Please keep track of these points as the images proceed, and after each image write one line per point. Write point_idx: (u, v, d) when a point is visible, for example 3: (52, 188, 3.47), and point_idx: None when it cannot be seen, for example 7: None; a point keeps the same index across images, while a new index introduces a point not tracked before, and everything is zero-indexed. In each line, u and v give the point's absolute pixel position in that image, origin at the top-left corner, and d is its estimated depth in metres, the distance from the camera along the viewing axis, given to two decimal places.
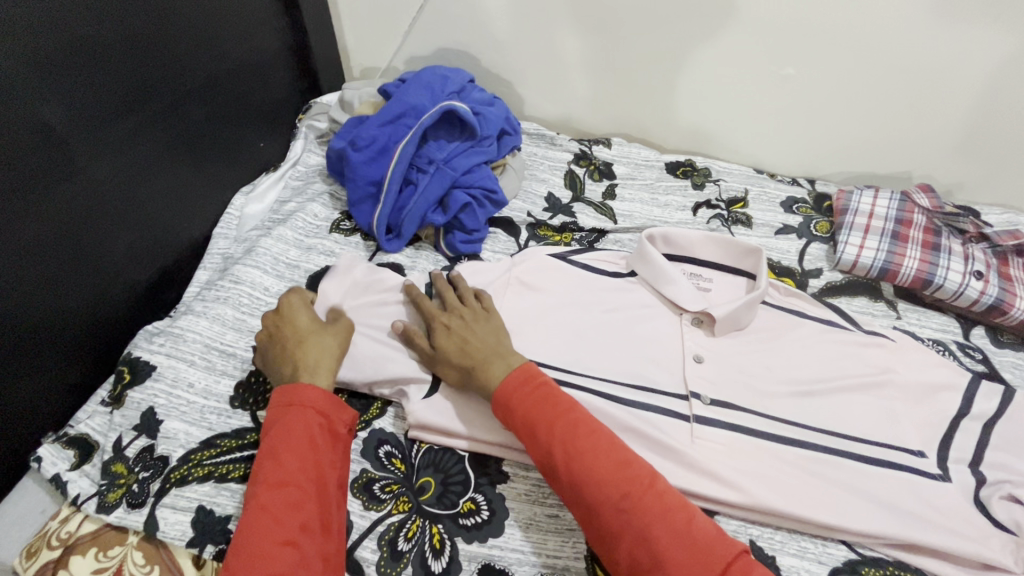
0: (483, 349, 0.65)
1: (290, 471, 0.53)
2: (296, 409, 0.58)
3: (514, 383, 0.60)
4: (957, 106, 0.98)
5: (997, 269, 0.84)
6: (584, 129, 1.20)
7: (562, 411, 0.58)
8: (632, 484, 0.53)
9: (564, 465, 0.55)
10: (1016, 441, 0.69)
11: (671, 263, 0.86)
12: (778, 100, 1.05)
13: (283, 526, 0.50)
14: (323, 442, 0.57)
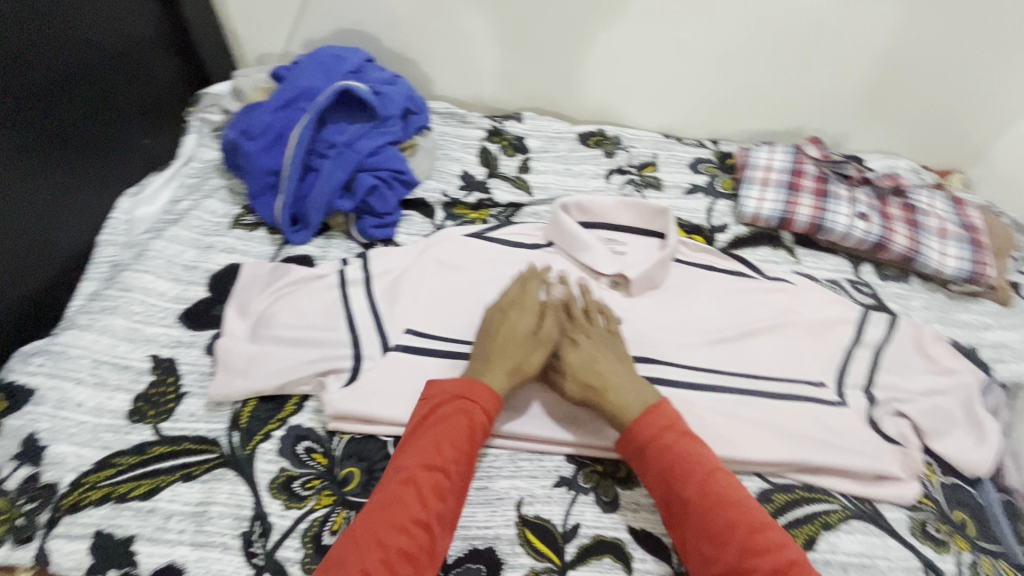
0: (628, 371, 0.64)
1: (460, 455, 0.56)
2: (467, 402, 0.59)
3: (676, 435, 0.58)
4: (837, 62, 1.05)
5: (879, 210, 0.91)
6: (496, 106, 1.19)
7: (701, 469, 0.55)
8: (773, 552, 0.49)
9: (694, 533, 0.52)
10: (901, 363, 0.75)
11: (584, 229, 0.87)
12: (677, 65, 1.08)
13: (428, 510, 0.52)
14: (484, 429, 0.59)
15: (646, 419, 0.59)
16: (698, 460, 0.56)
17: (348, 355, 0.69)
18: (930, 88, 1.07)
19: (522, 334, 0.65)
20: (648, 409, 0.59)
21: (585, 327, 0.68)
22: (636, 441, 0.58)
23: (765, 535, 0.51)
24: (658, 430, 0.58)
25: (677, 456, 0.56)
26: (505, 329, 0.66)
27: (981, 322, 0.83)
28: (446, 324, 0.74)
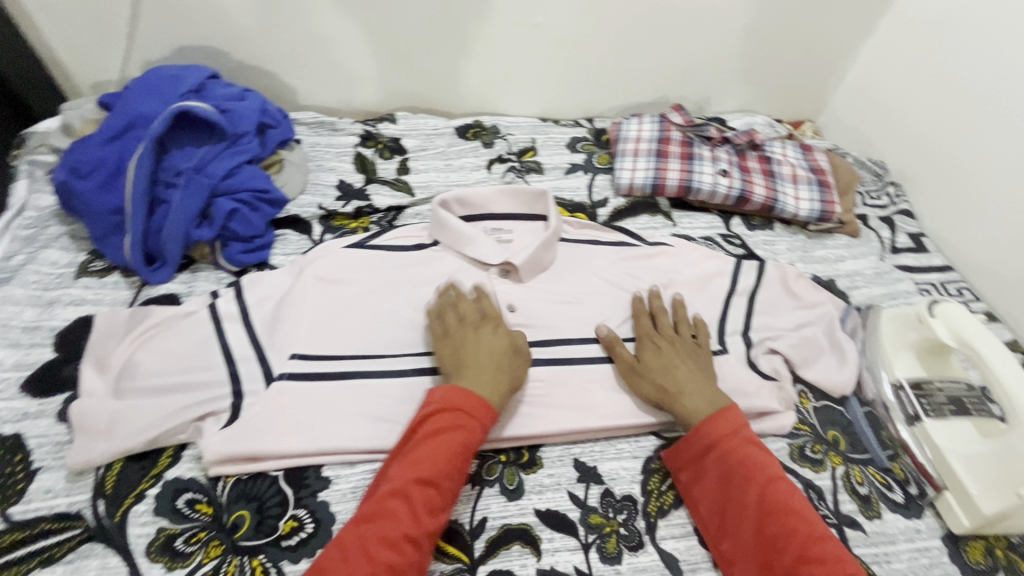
0: (692, 376, 0.66)
1: (449, 467, 0.56)
2: (456, 413, 0.58)
3: (737, 441, 0.59)
4: (688, 32, 1.10)
5: (738, 165, 0.97)
6: (370, 109, 1.15)
7: (764, 476, 0.57)
8: (830, 562, 0.50)
9: (755, 537, 0.54)
10: (772, 303, 0.80)
11: (467, 222, 0.87)
12: (542, 49, 1.09)
13: (419, 525, 0.52)
14: (475, 444, 0.59)
15: (710, 424, 0.61)
16: (761, 467, 0.57)
17: (227, 394, 0.65)
18: (773, 47, 1.15)
19: (496, 351, 0.65)
20: (720, 412, 0.62)
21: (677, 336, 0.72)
22: (694, 447, 0.61)
23: (824, 547, 0.52)
24: (723, 436, 0.60)
25: (736, 461, 0.58)
26: (489, 342, 0.65)
27: (836, 255, 0.91)
28: (332, 342, 0.71)
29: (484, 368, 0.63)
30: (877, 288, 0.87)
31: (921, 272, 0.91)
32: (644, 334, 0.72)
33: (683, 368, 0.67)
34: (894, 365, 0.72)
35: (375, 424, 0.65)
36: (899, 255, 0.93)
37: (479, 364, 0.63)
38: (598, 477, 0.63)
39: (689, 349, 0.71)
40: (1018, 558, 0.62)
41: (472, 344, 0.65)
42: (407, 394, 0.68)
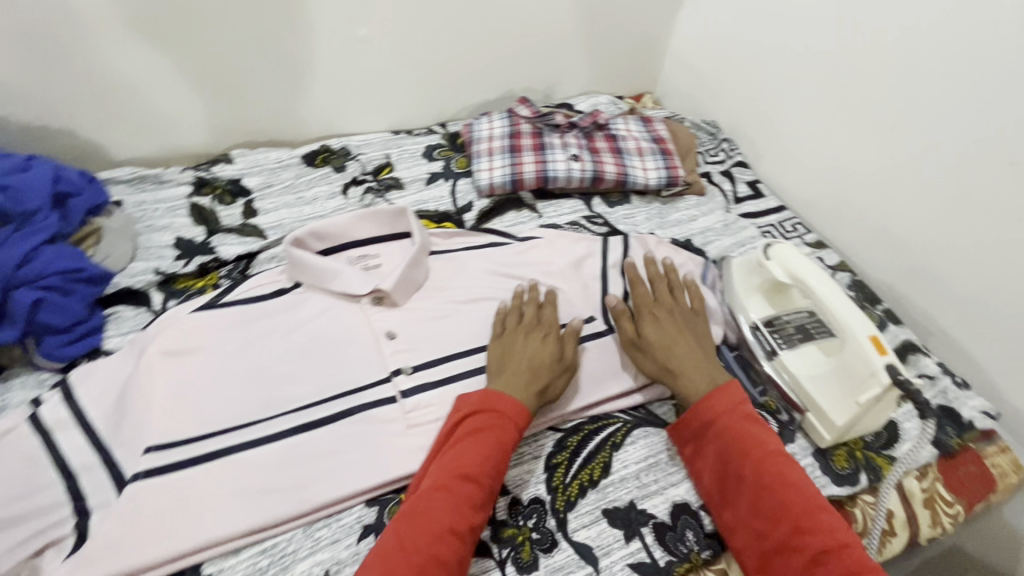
0: (690, 352, 0.68)
1: (487, 464, 0.58)
2: (490, 413, 0.61)
3: (734, 418, 0.61)
4: (518, 25, 1.11)
5: (587, 147, 1.01)
6: (202, 151, 1.05)
7: (763, 451, 0.58)
8: (824, 533, 0.53)
9: (750, 510, 0.57)
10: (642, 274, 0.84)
11: (326, 257, 0.82)
12: (376, 61, 1.05)
13: (458, 519, 0.54)
14: (510, 443, 0.60)
15: (709, 401, 0.63)
16: (760, 443, 0.59)
17: (70, 513, 0.57)
18: (601, 28, 1.20)
19: (549, 357, 0.67)
20: (719, 389, 0.64)
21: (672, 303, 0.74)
22: (692, 427, 0.63)
23: (818, 518, 0.54)
24: (720, 415, 0.62)
25: (731, 438, 0.60)
26: (531, 348, 0.68)
27: (688, 215, 0.98)
28: (191, 421, 0.64)
29: (519, 378, 0.65)
30: (727, 239, 0.94)
31: (762, 216, 1.00)
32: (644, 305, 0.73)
33: (679, 344, 0.69)
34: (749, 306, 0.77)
35: (255, 499, 0.60)
36: (741, 204, 1.02)
37: (516, 373, 0.65)
38: (503, 488, 0.63)
39: (686, 321, 0.73)
40: (874, 454, 0.69)
41: (549, 346, 0.69)
42: (289, 457, 0.63)
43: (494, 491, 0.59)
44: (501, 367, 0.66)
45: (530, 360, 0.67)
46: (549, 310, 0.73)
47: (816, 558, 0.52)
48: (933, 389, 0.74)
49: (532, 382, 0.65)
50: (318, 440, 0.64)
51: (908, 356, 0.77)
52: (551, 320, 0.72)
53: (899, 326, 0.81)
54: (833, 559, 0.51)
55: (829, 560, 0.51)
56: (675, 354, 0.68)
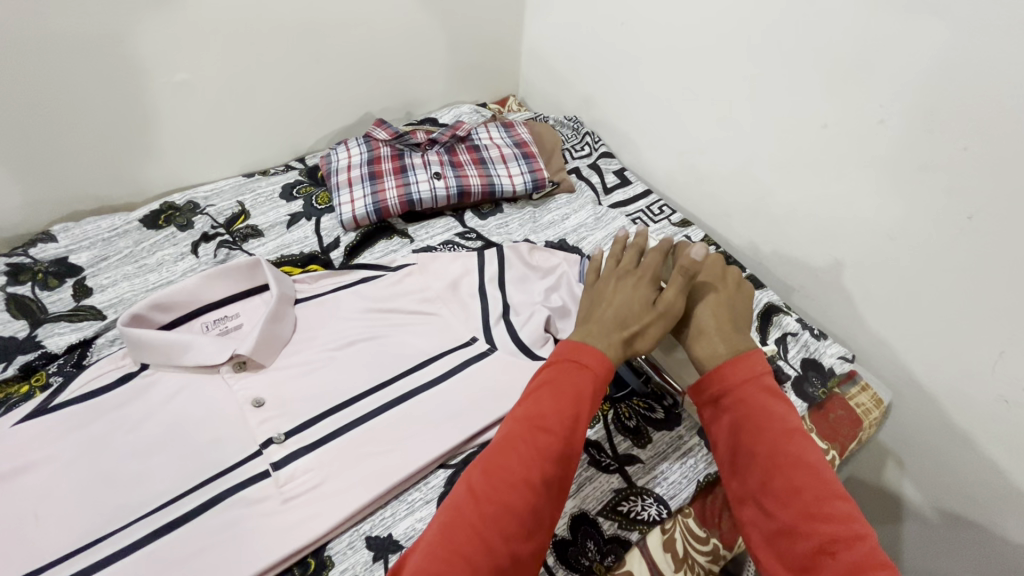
0: (718, 314, 0.64)
1: (565, 413, 0.53)
2: (575, 363, 0.57)
3: (753, 390, 0.56)
4: (360, 47, 1.07)
5: (450, 163, 0.99)
6: (17, 231, 0.92)
7: (778, 426, 0.53)
8: (837, 521, 0.47)
9: (760, 487, 0.51)
10: (521, 280, 0.82)
11: (174, 329, 0.74)
12: (205, 104, 0.96)
13: (526, 470, 0.50)
14: (592, 396, 0.56)
15: (726, 369, 0.58)
16: (775, 418, 0.54)
17: None
18: (449, 39, 1.18)
19: (638, 304, 0.64)
20: (741, 357, 0.58)
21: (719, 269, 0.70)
22: (710, 391, 0.58)
23: (833, 506, 0.48)
24: (741, 383, 0.57)
25: (748, 409, 0.55)
26: (619, 298, 0.65)
27: (561, 215, 0.99)
28: (26, 556, 0.57)
29: (606, 327, 0.61)
30: (599, 232, 0.96)
31: (630, 203, 1.03)
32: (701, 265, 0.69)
33: (706, 307, 0.65)
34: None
35: None
36: (610, 195, 1.05)
37: (602, 325, 0.62)
38: None
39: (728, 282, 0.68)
40: None
41: (643, 292, 0.65)
42: (146, 566, 0.57)
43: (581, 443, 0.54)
44: (590, 316, 0.64)
45: (614, 309, 0.63)
46: (650, 257, 0.69)
47: (824, 547, 0.46)
48: (796, 345, 0.79)
49: (617, 336, 0.61)
50: (179, 542, 0.58)
51: (771, 318, 0.82)
52: (648, 265, 0.68)
53: (760, 291, 0.86)
54: (841, 551, 0.46)
55: (838, 551, 0.46)
56: (703, 314, 0.64)
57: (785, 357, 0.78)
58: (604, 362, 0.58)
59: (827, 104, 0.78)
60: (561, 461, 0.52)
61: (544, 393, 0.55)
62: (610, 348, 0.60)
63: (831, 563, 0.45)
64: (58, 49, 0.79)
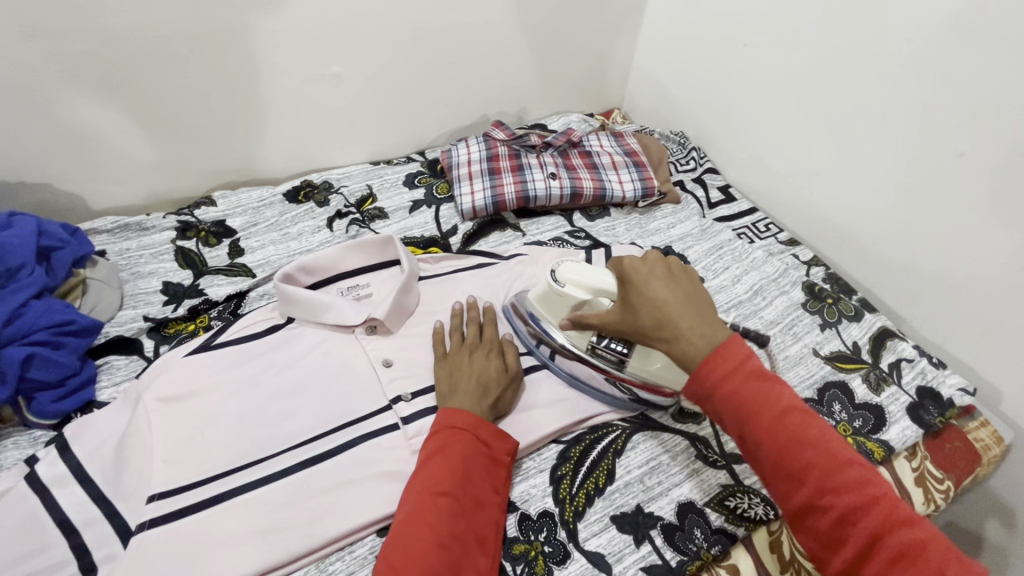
0: (687, 309, 0.57)
1: (458, 473, 0.58)
2: (453, 429, 0.61)
3: (746, 377, 0.52)
4: (488, 54, 1.15)
5: (564, 165, 1.05)
6: (181, 196, 1.04)
7: (778, 412, 0.51)
8: (854, 490, 0.48)
9: (773, 473, 0.51)
10: None
11: (316, 291, 0.81)
12: (350, 96, 1.06)
13: (441, 531, 0.54)
14: (477, 454, 0.61)
15: (713, 363, 0.53)
16: (774, 402, 0.51)
17: (76, 571, 0.56)
18: (567, 50, 1.24)
19: (495, 373, 0.69)
20: (722, 348, 0.53)
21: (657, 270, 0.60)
22: (702, 386, 0.53)
23: (847, 474, 0.49)
24: (732, 372, 0.52)
25: (747, 400, 0.51)
26: (478, 367, 0.69)
27: (666, 224, 1.02)
28: (192, 466, 0.63)
29: (471, 394, 0.65)
30: (705, 243, 0.98)
31: (736, 219, 1.05)
32: (625, 264, 0.61)
33: (674, 301, 0.57)
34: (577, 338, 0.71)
35: (266, 537, 0.60)
36: (715, 209, 1.07)
37: (467, 392, 0.66)
38: (512, 505, 0.64)
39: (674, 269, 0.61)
40: (864, 439, 0.71)
41: (494, 362, 0.70)
42: (296, 492, 0.63)
43: (487, 488, 0.60)
44: (454, 387, 0.66)
45: (476, 379, 0.67)
46: (486, 331, 0.76)
47: (846, 517, 0.48)
48: (912, 371, 0.78)
49: (480, 397, 0.65)
50: (325, 472, 0.65)
51: (885, 342, 0.82)
52: (492, 338, 0.74)
53: (874, 313, 0.86)
54: (862, 517, 0.48)
55: (860, 518, 0.48)
56: (667, 310, 0.57)
57: (899, 383, 0.77)
58: (477, 417, 0.62)
59: (974, 134, 0.77)
60: (465, 514, 0.57)
61: (433, 463, 0.59)
62: (471, 404, 0.64)
63: (855, 531, 0.48)
64: (243, 39, 0.90)
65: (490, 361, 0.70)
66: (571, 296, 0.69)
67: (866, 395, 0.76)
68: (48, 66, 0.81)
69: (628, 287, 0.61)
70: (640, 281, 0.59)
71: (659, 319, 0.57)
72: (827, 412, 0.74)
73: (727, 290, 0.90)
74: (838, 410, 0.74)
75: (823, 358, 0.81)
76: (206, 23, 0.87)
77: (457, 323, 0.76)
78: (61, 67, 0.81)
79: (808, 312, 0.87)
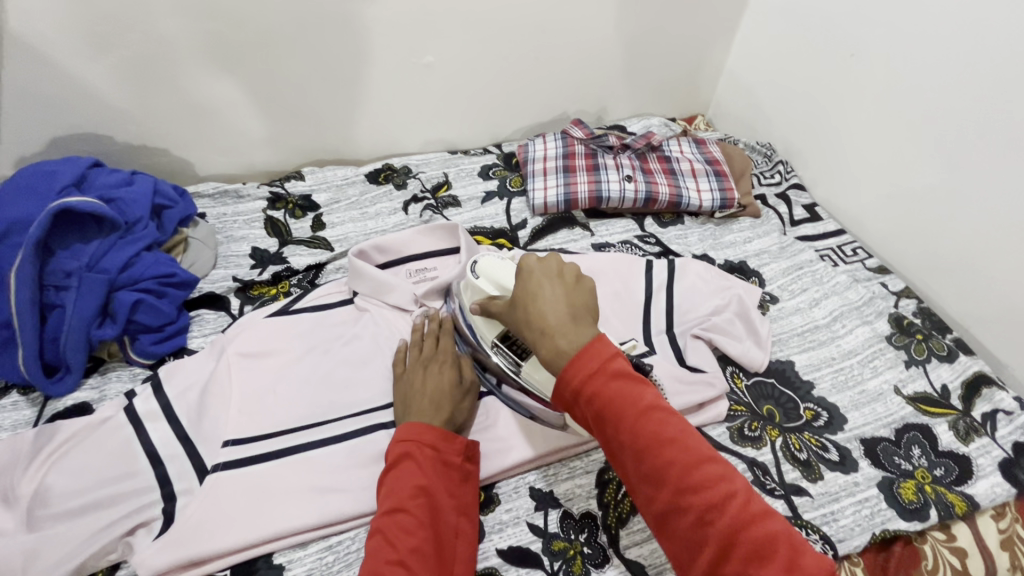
0: (567, 312, 0.54)
1: (408, 485, 0.57)
2: (403, 443, 0.60)
3: (604, 380, 0.48)
4: (576, 53, 1.14)
5: (641, 169, 1.03)
6: (274, 169, 1.11)
7: (637, 411, 0.47)
8: (709, 488, 0.44)
9: (633, 474, 0.47)
10: (690, 291, 0.78)
11: (386, 270, 0.84)
12: (438, 86, 1.09)
13: (397, 547, 0.52)
14: (429, 463, 0.59)
15: (574, 367, 0.50)
16: (631, 402, 0.47)
17: (158, 498, 0.62)
18: (657, 53, 1.21)
19: (449, 387, 0.67)
20: (584, 348, 0.50)
21: (557, 275, 0.58)
22: (566, 390, 0.50)
23: (704, 471, 0.45)
24: (587, 375, 0.49)
25: (603, 403, 0.48)
26: (431, 382, 0.67)
27: (743, 237, 0.98)
28: (265, 419, 0.68)
29: (422, 414, 0.63)
30: (783, 261, 0.93)
31: (820, 239, 0.99)
32: (524, 264, 0.60)
33: (557, 302, 0.55)
34: (482, 330, 0.69)
35: (323, 495, 0.63)
36: (798, 227, 1.02)
37: (421, 413, 0.64)
38: (555, 501, 0.64)
39: (567, 276, 0.58)
40: (944, 489, 0.65)
41: (449, 374, 0.68)
42: (355, 457, 0.66)
43: (443, 495, 0.58)
44: (410, 402, 0.65)
45: (431, 394, 0.65)
46: (445, 341, 0.73)
47: (702, 518, 0.43)
48: (1009, 425, 0.71)
49: (436, 409, 0.64)
50: (382, 442, 0.68)
51: (980, 389, 0.75)
52: (448, 350, 0.72)
53: (970, 356, 0.79)
54: (718, 518, 0.43)
55: (715, 518, 0.43)
56: (544, 315, 0.54)
57: (992, 435, 0.70)
58: (429, 426, 0.61)
59: None
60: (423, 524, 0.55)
61: (385, 483, 0.58)
62: (426, 416, 0.63)
63: (711, 535, 0.43)
64: (347, 27, 0.95)
65: (442, 372, 0.68)
66: (483, 289, 0.67)
67: (951, 443, 0.70)
68: (176, 41, 0.89)
69: (520, 286, 0.59)
70: (533, 280, 0.58)
71: (535, 317, 0.55)
72: (904, 455, 0.69)
73: (803, 313, 0.86)
74: (917, 454, 0.69)
75: (905, 397, 0.75)
76: (316, 9, 0.92)
77: (415, 335, 0.73)
78: (188, 42, 0.89)
79: (892, 346, 0.81)
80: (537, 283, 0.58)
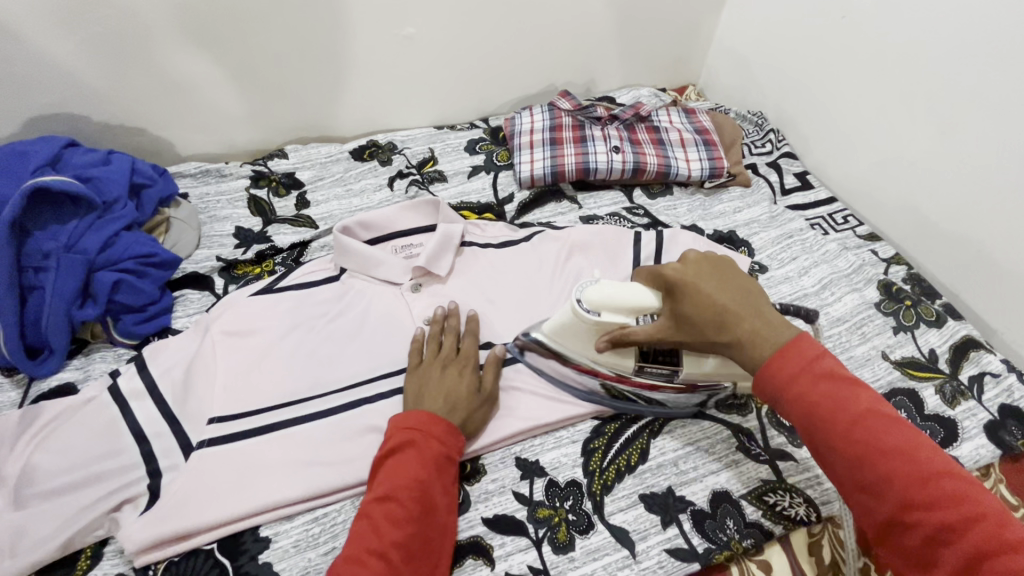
0: (752, 311, 0.55)
1: (406, 476, 0.55)
2: (408, 431, 0.59)
3: (816, 374, 0.51)
4: (562, 22, 1.11)
5: (629, 140, 1.01)
6: (257, 147, 1.09)
7: (849, 415, 0.49)
8: (944, 506, 0.44)
9: (853, 487, 0.48)
10: None
11: (373, 246, 0.82)
12: (422, 59, 1.07)
13: (382, 538, 0.52)
14: (431, 456, 0.58)
15: (782, 358, 0.52)
16: (841, 406, 0.49)
17: (142, 475, 0.62)
18: (646, 19, 1.18)
19: (465, 390, 0.64)
20: (788, 347, 0.52)
21: (710, 272, 0.59)
22: (771, 388, 0.52)
23: (938, 484, 0.45)
24: (796, 372, 0.51)
25: (816, 408, 0.49)
26: (447, 383, 0.64)
27: (732, 207, 0.97)
28: (248, 396, 0.68)
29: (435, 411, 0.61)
30: (773, 230, 0.92)
31: (811, 208, 0.98)
32: (669, 274, 0.59)
33: (733, 303, 0.56)
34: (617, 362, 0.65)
35: (309, 469, 0.64)
36: (789, 196, 1.01)
37: (433, 408, 0.62)
38: (541, 471, 0.65)
39: (717, 271, 0.59)
40: None
41: (467, 378, 0.65)
42: (339, 432, 0.66)
43: (439, 491, 0.57)
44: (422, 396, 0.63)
45: (444, 395, 0.63)
46: (467, 343, 0.70)
47: (935, 536, 0.44)
48: (995, 388, 0.71)
49: (449, 411, 0.62)
50: (366, 416, 0.68)
51: (968, 352, 0.75)
52: (468, 353, 0.68)
53: (958, 321, 0.78)
54: (957, 538, 0.43)
55: (954, 537, 0.43)
56: (732, 318, 0.55)
57: (979, 399, 0.70)
58: (433, 420, 0.60)
59: None
60: (414, 519, 0.54)
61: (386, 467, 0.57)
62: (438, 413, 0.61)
63: (945, 553, 0.43)
64: None
65: (461, 376, 0.65)
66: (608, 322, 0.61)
67: (938, 406, 0.70)
68: (149, 16, 0.86)
69: (680, 299, 0.58)
70: (691, 282, 0.58)
71: (721, 324, 0.56)
72: None
73: (793, 282, 0.85)
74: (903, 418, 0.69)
75: (893, 362, 0.75)
76: None
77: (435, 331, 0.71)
78: (160, 16, 0.87)
79: (881, 313, 0.80)
80: (698, 285, 0.57)
